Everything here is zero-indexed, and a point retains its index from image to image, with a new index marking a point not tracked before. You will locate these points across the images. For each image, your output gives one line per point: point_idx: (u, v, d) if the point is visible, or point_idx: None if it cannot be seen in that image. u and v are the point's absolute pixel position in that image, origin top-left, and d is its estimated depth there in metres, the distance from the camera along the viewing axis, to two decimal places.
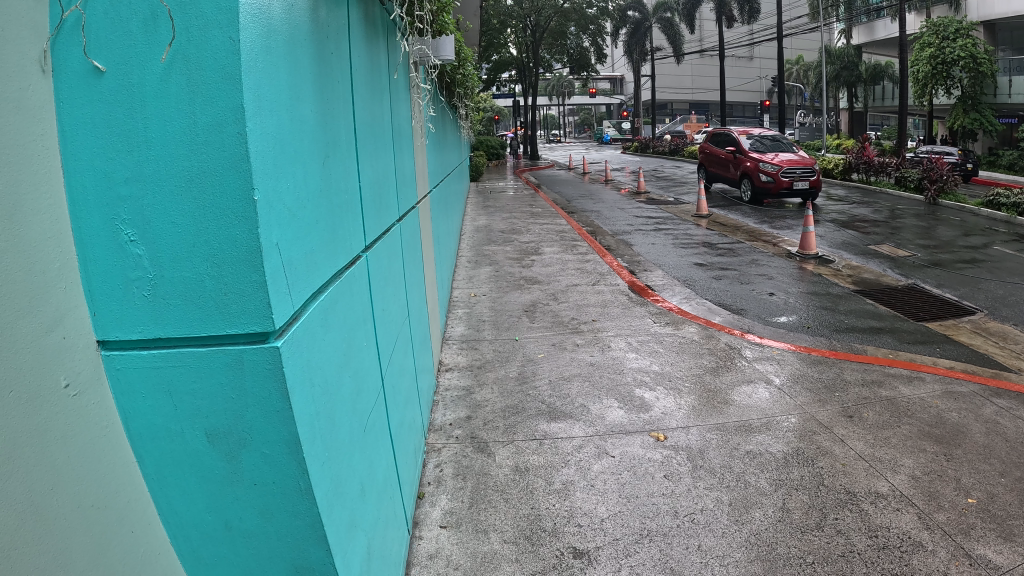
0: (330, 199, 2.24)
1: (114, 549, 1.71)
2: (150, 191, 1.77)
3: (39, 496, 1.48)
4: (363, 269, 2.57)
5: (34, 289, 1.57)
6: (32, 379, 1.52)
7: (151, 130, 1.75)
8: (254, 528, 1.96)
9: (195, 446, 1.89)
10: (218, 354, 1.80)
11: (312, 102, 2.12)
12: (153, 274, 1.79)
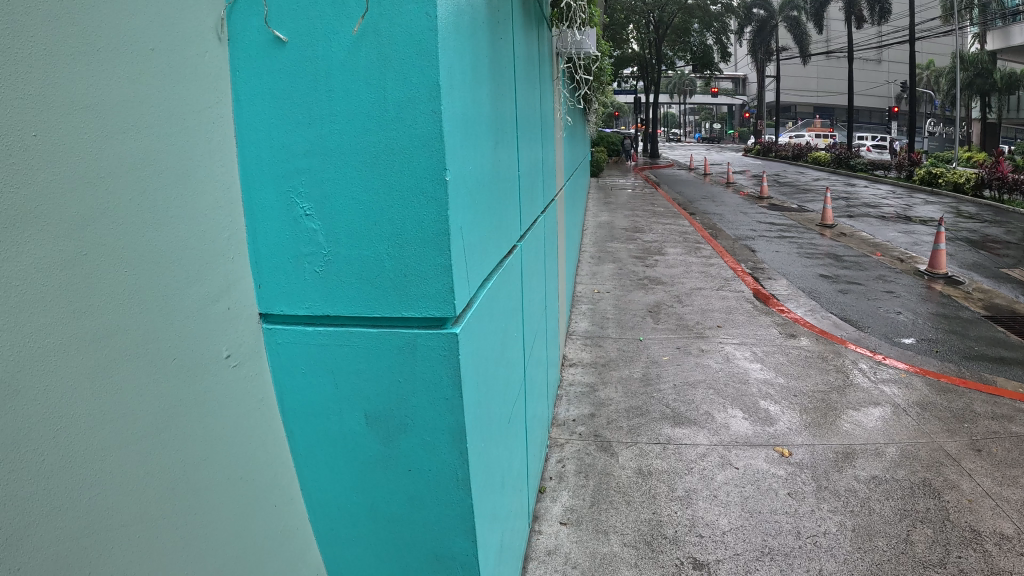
0: (497, 187, 2.25)
1: (256, 517, 1.84)
2: (329, 165, 1.83)
3: (190, 462, 1.60)
4: (518, 259, 2.59)
5: (203, 261, 1.69)
6: (195, 347, 1.65)
7: (332, 108, 1.81)
8: (400, 512, 2.00)
9: (351, 421, 1.97)
10: (389, 336, 1.85)
11: (487, 88, 2.12)
12: (326, 251, 1.87)
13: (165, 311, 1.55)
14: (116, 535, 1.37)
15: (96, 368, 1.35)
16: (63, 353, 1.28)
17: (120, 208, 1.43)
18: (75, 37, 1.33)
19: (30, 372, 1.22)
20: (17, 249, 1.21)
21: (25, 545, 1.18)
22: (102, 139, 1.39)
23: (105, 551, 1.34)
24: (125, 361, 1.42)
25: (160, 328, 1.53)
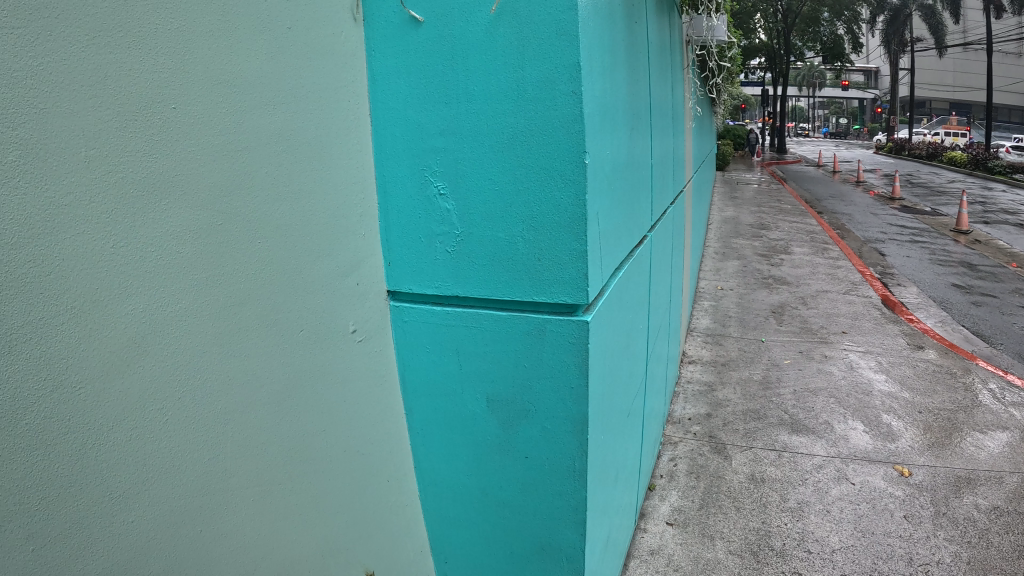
0: (631, 174, 2.31)
1: (364, 482, 2.01)
2: (464, 145, 1.92)
3: (300, 430, 1.75)
4: (647, 251, 2.68)
5: (328, 244, 1.85)
6: (322, 319, 1.83)
7: (470, 94, 1.88)
8: (514, 499, 2.12)
9: (475, 397, 2.10)
10: (520, 321, 1.95)
11: (624, 75, 2.16)
12: (460, 232, 1.97)
13: (287, 289, 1.70)
14: (229, 493, 1.52)
15: (222, 335, 1.51)
16: (192, 317, 1.43)
17: (249, 189, 1.57)
18: (212, 14, 1.46)
19: (170, 329, 1.38)
20: (155, 215, 1.34)
21: (147, 494, 1.32)
22: (238, 123, 1.54)
23: (220, 507, 1.49)
24: (247, 333, 1.58)
25: (281, 303, 1.68)
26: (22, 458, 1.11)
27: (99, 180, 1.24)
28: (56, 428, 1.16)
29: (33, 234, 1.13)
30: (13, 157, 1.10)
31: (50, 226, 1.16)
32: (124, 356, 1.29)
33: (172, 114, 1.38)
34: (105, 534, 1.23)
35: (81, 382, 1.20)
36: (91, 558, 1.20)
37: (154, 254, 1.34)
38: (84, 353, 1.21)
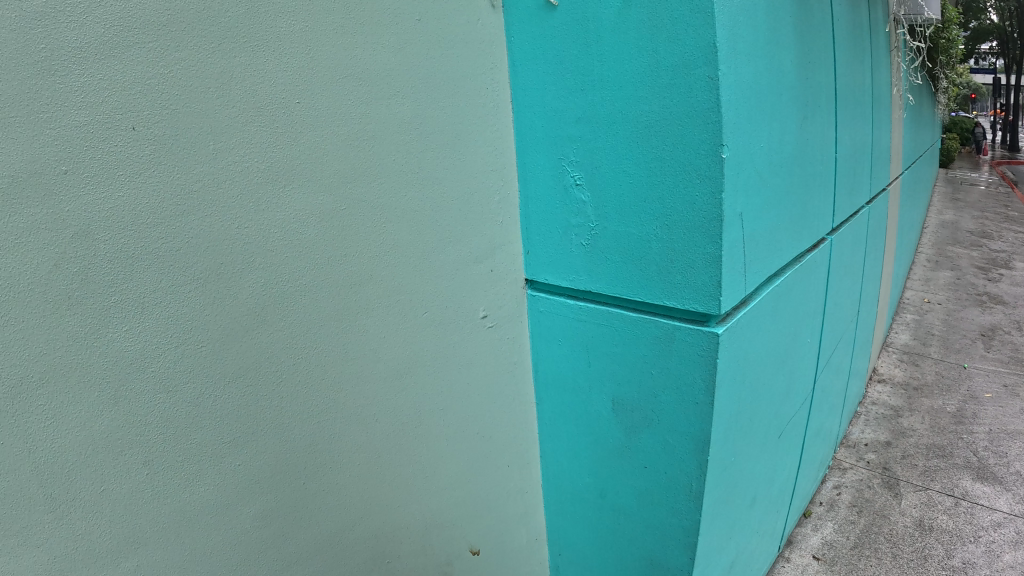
0: (804, 166, 2.04)
1: (480, 470, 1.95)
2: (598, 133, 1.71)
3: (418, 414, 1.71)
4: (826, 254, 2.40)
5: (466, 226, 1.78)
6: (453, 304, 1.77)
7: (603, 77, 1.66)
8: (627, 508, 1.96)
9: (600, 394, 1.93)
10: (649, 322, 1.74)
11: (794, 55, 1.86)
12: (594, 224, 1.79)
13: (415, 269, 1.64)
14: (338, 455, 1.52)
15: (342, 312, 1.49)
16: (313, 292, 1.42)
17: (377, 172, 1.52)
18: (337, 14, 1.38)
19: (285, 304, 1.38)
20: (278, 200, 1.34)
21: (252, 445, 1.35)
22: (374, 107, 1.49)
23: (330, 467, 1.50)
24: (369, 309, 1.54)
25: (407, 283, 1.63)
26: (148, 403, 1.18)
27: (231, 170, 1.25)
28: (181, 376, 1.22)
29: (171, 218, 1.17)
30: (148, 153, 1.13)
31: (185, 209, 1.19)
32: (245, 324, 1.31)
33: (297, 108, 1.34)
34: (213, 472, 1.29)
35: (201, 344, 1.24)
36: (198, 487, 1.26)
37: (281, 228, 1.35)
38: (210, 320, 1.25)
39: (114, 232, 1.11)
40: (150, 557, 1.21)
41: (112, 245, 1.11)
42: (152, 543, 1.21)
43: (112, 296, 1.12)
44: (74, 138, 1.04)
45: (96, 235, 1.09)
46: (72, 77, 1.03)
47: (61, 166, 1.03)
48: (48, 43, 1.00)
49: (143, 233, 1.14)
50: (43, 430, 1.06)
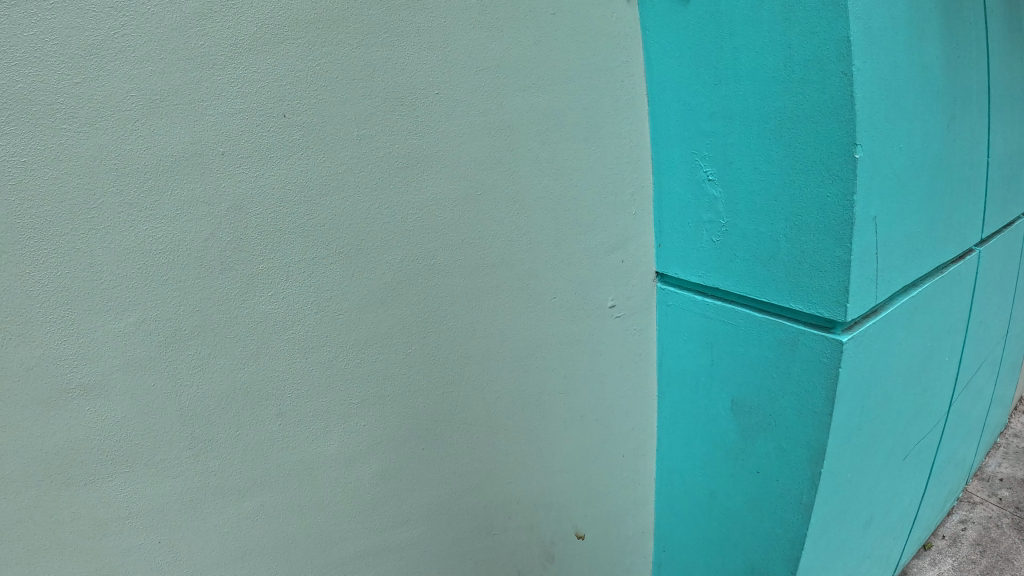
0: (949, 169, 1.89)
1: (592, 475, 1.79)
2: (731, 129, 1.50)
3: (547, 403, 1.64)
4: (974, 266, 2.23)
5: (602, 213, 1.64)
6: (580, 292, 1.64)
7: (741, 56, 1.43)
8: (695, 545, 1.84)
9: (718, 408, 1.66)
10: (781, 330, 1.50)
11: (940, 49, 1.72)
12: (726, 221, 1.56)
13: (551, 253, 1.58)
14: (461, 422, 1.52)
15: (472, 292, 1.48)
16: (444, 270, 1.43)
17: (512, 161, 1.47)
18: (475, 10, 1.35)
19: (425, 278, 1.42)
20: (420, 184, 1.37)
21: (381, 407, 1.42)
22: (514, 94, 1.44)
23: (446, 436, 1.52)
24: (497, 290, 1.51)
25: (543, 268, 1.56)
26: (291, 355, 1.31)
27: (372, 156, 1.31)
28: (320, 338, 1.33)
29: (316, 195, 1.27)
30: (299, 138, 1.24)
31: (330, 189, 1.28)
32: (383, 294, 1.38)
33: (432, 101, 1.35)
34: (341, 427, 1.39)
35: (338, 309, 1.33)
36: (325, 442, 1.38)
37: (415, 210, 1.37)
38: (349, 290, 1.34)
39: (266, 207, 1.23)
40: (272, 499, 1.36)
41: (265, 219, 1.24)
42: (276, 485, 1.36)
43: (261, 263, 1.25)
44: (229, 124, 1.18)
45: (249, 208, 1.22)
46: (231, 70, 1.16)
47: (219, 148, 1.18)
48: (208, 40, 1.13)
49: (294, 211, 1.26)
50: (192, 378, 1.25)
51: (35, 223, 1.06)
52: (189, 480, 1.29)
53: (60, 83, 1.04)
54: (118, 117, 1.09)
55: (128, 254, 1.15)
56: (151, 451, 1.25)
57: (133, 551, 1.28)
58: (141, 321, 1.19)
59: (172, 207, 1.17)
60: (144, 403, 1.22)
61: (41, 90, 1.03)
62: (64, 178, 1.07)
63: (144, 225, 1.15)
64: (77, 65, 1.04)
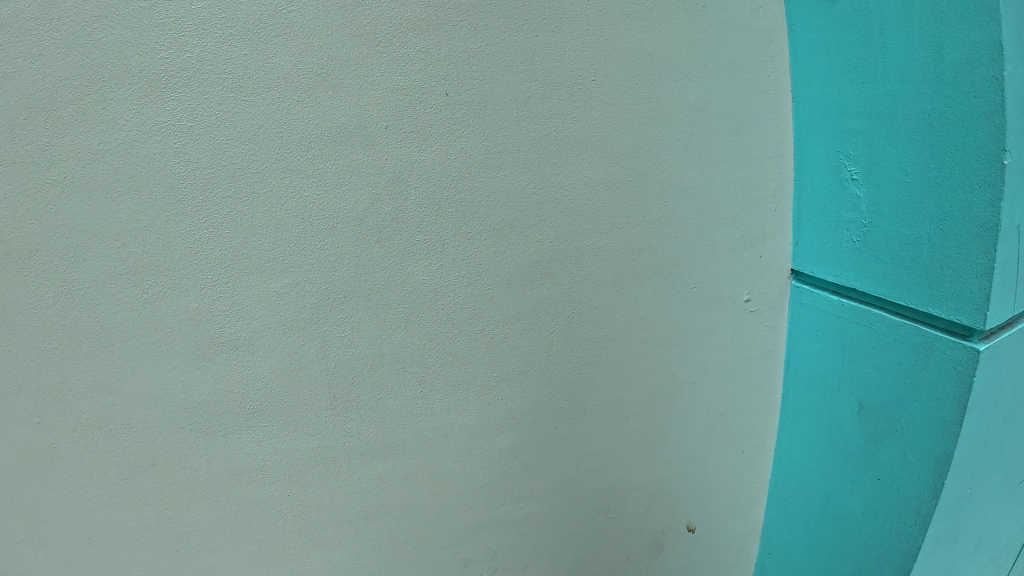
0: None
1: (721, 487, 1.61)
2: (874, 128, 1.34)
3: (684, 404, 1.50)
4: None
5: (742, 204, 1.47)
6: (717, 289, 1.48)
7: (880, 32, 1.28)
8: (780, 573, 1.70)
9: (843, 414, 1.48)
10: (918, 336, 1.32)
11: None
12: (866, 225, 1.39)
13: (690, 242, 1.43)
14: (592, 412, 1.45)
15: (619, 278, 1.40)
16: (595, 253, 1.37)
17: (666, 146, 1.39)
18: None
19: (571, 264, 1.37)
20: (570, 168, 1.33)
21: (519, 384, 1.40)
22: (669, 81, 1.38)
23: (578, 425, 1.45)
24: (646, 277, 1.41)
25: (685, 257, 1.43)
26: (437, 326, 1.34)
27: (525, 136, 1.30)
28: (467, 310, 1.34)
29: (472, 172, 1.29)
30: (459, 116, 1.27)
31: (489, 165, 1.29)
32: (530, 273, 1.35)
33: (590, 86, 1.33)
34: (477, 400, 1.39)
35: (487, 284, 1.34)
36: (462, 413, 1.39)
37: (569, 191, 1.34)
38: (498, 266, 1.34)
39: (425, 179, 1.27)
40: (404, 464, 1.40)
41: (421, 190, 1.27)
42: (409, 451, 1.39)
43: (417, 235, 1.29)
44: (394, 99, 1.23)
45: (409, 181, 1.27)
46: (395, 47, 1.22)
47: (382, 122, 1.24)
48: (372, 19, 1.19)
49: (452, 184, 1.28)
50: (341, 340, 1.32)
51: (198, 180, 1.23)
52: (326, 437, 1.37)
53: (225, 55, 1.18)
54: (285, 88, 1.20)
55: (289, 219, 1.25)
56: (294, 405, 1.34)
57: (271, 499, 1.40)
58: (297, 282, 1.28)
59: (334, 176, 1.25)
60: (292, 359, 1.32)
61: (207, 60, 1.17)
62: (229, 140, 1.21)
63: (305, 191, 1.25)
64: (244, 38, 1.17)
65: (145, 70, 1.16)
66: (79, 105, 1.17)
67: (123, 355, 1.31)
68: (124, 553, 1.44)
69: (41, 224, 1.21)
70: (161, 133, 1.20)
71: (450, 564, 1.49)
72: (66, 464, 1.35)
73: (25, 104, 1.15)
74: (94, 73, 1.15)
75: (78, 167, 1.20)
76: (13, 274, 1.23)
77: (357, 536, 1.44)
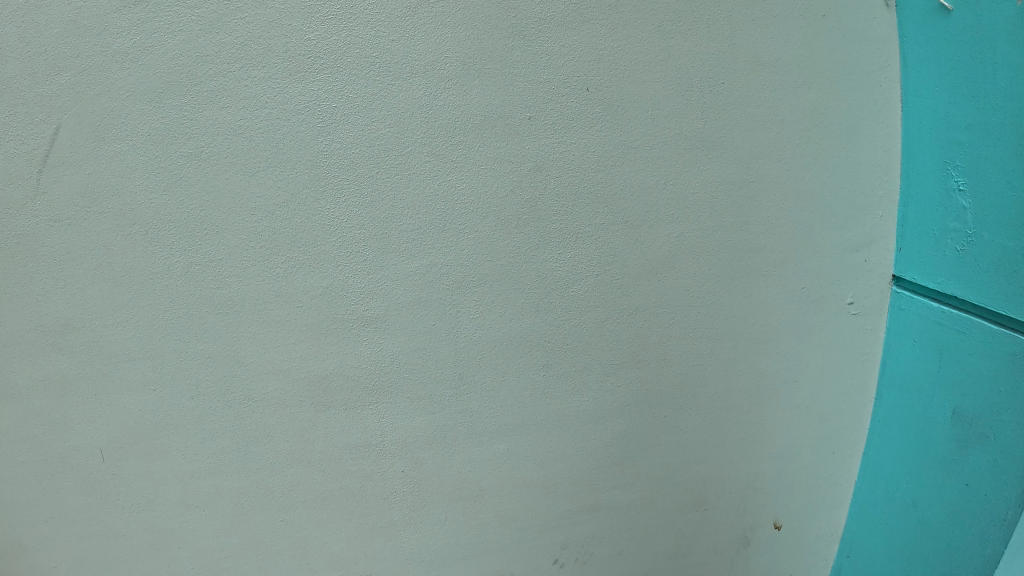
0: None
1: (815, 485, 1.63)
2: (988, 142, 1.29)
3: (786, 402, 1.54)
4: None
5: (853, 210, 1.49)
6: (818, 289, 1.50)
7: (1001, 43, 1.23)
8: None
9: (938, 426, 1.41)
10: (1018, 344, 1.25)
11: None
12: (976, 238, 1.33)
13: (802, 245, 1.47)
14: (699, 403, 1.49)
15: (735, 273, 1.44)
16: (716, 250, 1.41)
17: (788, 151, 1.42)
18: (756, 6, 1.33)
19: (693, 258, 1.40)
20: (699, 167, 1.37)
21: (635, 372, 1.44)
22: (790, 88, 1.40)
23: (686, 416, 1.49)
24: (762, 276, 1.45)
25: (795, 256, 1.47)
26: (563, 313, 1.38)
27: (659, 134, 1.33)
28: (595, 299, 1.38)
29: (609, 166, 1.32)
30: (599, 112, 1.30)
31: (623, 160, 1.33)
32: (656, 265, 1.39)
33: (720, 88, 1.35)
34: (595, 386, 1.43)
35: (616, 275, 1.38)
36: (580, 399, 1.43)
37: (697, 190, 1.37)
38: (627, 258, 1.37)
39: (564, 170, 1.31)
40: (518, 446, 1.44)
41: (560, 181, 1.31)
42: (527, 432, 1.44)
43: (554, 223, 1.33)
44: (539, 92, 1.26)
45: (549, 171, 1.30)
46: (540, 41, 1.24)
47: (527, 113, 1.27)
48: (520, 12, 1.22)
49: (591, 176, 1.32)
50: (472, 322, 1.36)
51: (342, 159, 1.26)
52: (447, 416, 1.41)
53: (373, 40, 1.21)
54: (433, 75, 1.24)
55: (430, 202, 1.29)
56: (421, 384, 1.38)
57: (386, 475, 1.43)
58: (434, 263, 1.32)
59: (477, 162, 1.28)
60: (421, 338, 1.36)
61: (355, 44, 1.21)
62: (375, 122, 1.25)
63: (448, 174, 1.28)
64: (393, 24, 1.21)
65: (290, 50, 1.21)
66: (219, 80, 1.23)
67: (248, 327, 1.35)
68: (230, 519, 1.49)
69: (173, 194, 1.29)
70: (305, 111, 1.24)
71: (549, 547, 1.52)
72: (179, 431, 1.43)
73: (165, 78, 1.23)
74: (235, 50, 1.21)
75: (219, 143, 1.26)
76: (144, 241, 1.32)
77: (464, 514, 1.47)
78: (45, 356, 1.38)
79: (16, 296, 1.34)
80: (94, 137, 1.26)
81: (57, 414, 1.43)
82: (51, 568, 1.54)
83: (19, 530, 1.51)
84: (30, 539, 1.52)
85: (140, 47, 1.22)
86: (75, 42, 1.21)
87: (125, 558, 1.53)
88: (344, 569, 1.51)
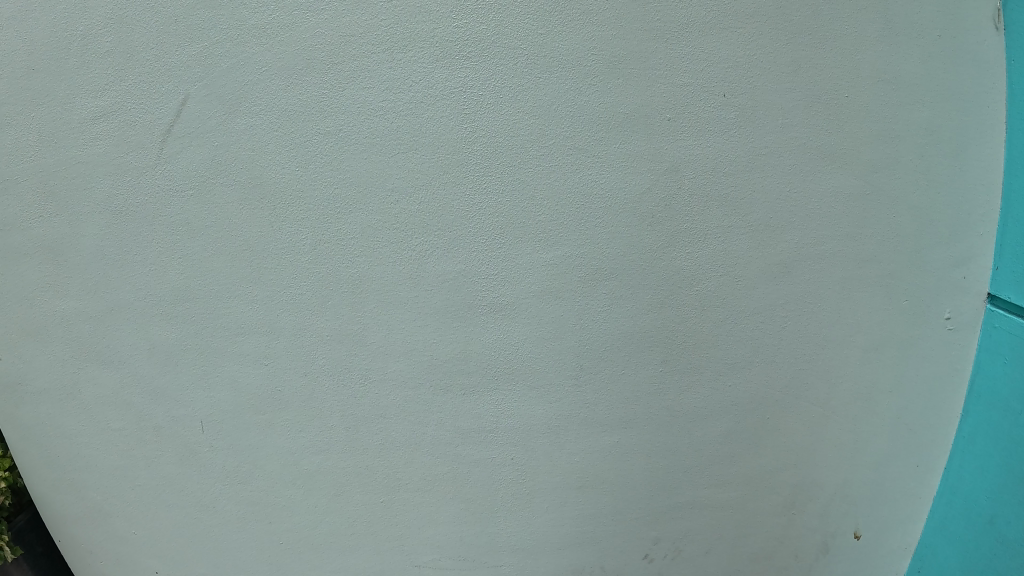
0: None
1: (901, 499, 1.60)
2: None
3: (882, 412, 1.55)
4: None
5: (958, 229, 1.43)
6: (915, 305, 1.48)
7: None
8: None
9: None
10: None
11: None
12: None
13: (906, 259, 1.46)
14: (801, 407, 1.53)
15: (847, 281, 1.46)
16: (834, 258, 1.44)
17: (902, 165, 1.40)
18: (878, 21, 1.30)
19: (813, 264, 1.44)
20: (823, 177, 1.39)
21: (746, 371, 1.49)
22: (904, 106, 1.36)
23: (790, 417, 1.53)
24: (868, 285, 1.47)
25: (901, 269, 1.46)
26: (686, 311, 1.43)
27: (790, 143, 1.36)
28: (716, 299, 1.44)
29: (742, 170, 1.36)
30: (733, 117, 1.33)
31: (753, 166, 1.36)
32: (776, 270, 1.43)
33: (847, 100, 1.35)
34: (707, 384, 1.49)
35: (739, 277, 1.43)
36: (689, 395, 1.49)
37: (817, 198, 1.40)
38: (751, 259, 1.42)
39: (699, 172, 1.35)
40: (627, 439, 1.49)
41: (695, 183, 1.36)
42: (637, 426, 1.49)
43: (685, 222, 1.38)
44: (678, 93, 1.30)
45: (685, 171, 1.35)
46: (683, 44, 1.27)
47: (666, 114, 1.31)
48: (663, 14, 1.24)
49: (726, 181, 1.36)
50: (597, 314, 1.41)
51: (485, 147, 1.29)
52: (563, 405, 1.45)
53: (521, 32, 1.23)
54: (578, 72, 1.27)
55: (567, 195, 1.33)
56: (542, 372, 1.43)
57: (495, 460, 1.48)
58: (567, 255, 1.36)
59: (615, 159, 1.32)
60: (546, 328, 1.40)
61: (502, 34, 1.23)
62: (520, 113, 1.28)
63: (588, 170, 1.32)
64: (542, 18, 1.23)
65: (437, 36, 1.23)
66: (362, 61, 1.24)
67: (373, 307, 1.38)
68: (329, 497, 1.50)
69: (306, 171, 1.30)
70: (450, 96, 1.26)
71: (642, 539, 1.57)
72: (289, 408, 1.44)
73: (305, 55, 1.24)
74: (379, 32, 1.22)
75: (358, 124, 1.28)
76: (271, 217, 1.33)
77: (566, 501, 1.52)
78: (153, 324, 1.39)
79: (127, 262, 1.36)
80: (223, 109, 1.27)
81: (155, 383, 1.43)
82: (131, 536, 1.54)
83: (103, 497, 1.51)
84: (114, 506, 1.52)
85: (279, 23, 1.22)
86: (212, 15, 1.22)
87: (211, 531, 1.53)
88: (438, 551, 1.54)
